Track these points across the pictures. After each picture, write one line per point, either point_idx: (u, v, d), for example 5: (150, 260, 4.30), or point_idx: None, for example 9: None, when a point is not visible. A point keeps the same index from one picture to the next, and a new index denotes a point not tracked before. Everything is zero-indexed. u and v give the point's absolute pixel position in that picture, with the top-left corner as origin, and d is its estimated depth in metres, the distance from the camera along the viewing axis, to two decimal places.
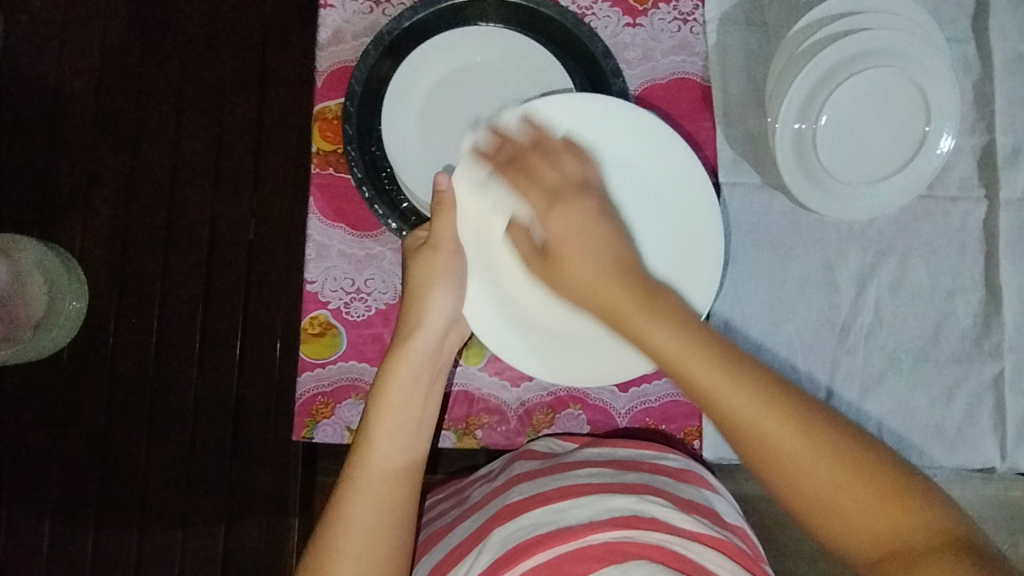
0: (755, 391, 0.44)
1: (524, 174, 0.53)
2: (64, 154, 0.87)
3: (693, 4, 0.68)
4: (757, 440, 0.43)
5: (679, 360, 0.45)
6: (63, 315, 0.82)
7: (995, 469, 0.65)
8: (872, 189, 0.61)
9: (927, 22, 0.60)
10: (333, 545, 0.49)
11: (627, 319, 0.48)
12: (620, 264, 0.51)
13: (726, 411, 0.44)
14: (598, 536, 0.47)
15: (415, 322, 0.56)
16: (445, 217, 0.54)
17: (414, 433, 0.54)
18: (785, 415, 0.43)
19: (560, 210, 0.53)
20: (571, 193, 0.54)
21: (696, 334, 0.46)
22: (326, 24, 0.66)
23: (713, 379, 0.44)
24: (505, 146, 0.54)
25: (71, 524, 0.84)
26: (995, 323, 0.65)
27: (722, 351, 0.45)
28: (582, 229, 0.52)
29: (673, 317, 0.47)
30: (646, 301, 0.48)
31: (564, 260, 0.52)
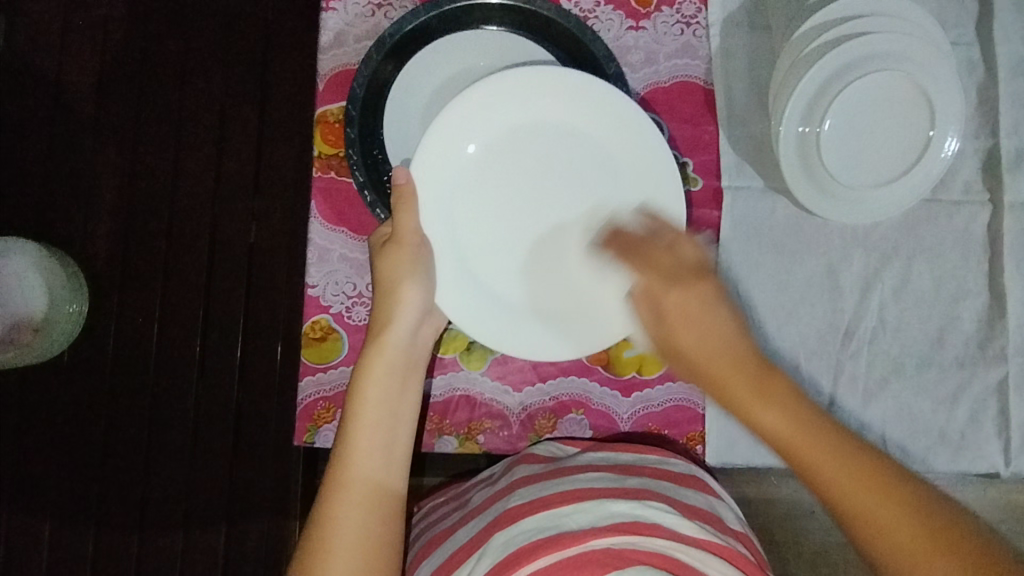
0: (875, 486, 0.41)
1: (643, 250, 0.55)
2: (64, 157, 0.87)
3: (696, 7, 0.68)
4: (864, 525, 0.41)
5: (791, 443, 0.44)
6: (60, 320, 0.81)
7: (999, 474, 0.64)
8: (876, 193, 0.60)
9: (931, 24, 0.59)
10: (318, 549, 0.49)
11: (739, 404, 0.47)
12: (737, 338, 0.49)
13: (832, 499, 0.42)
14: (601, 541, 0.46)
15: (384, 317, 0.56)
16: (408, 211, 0.54)
17: (391, 429, 0.53)
18: (897, 503, 0.41)
19: (677, 291, 0.51)
20: (695, 275, 0.52)
21: (793, 399, 0.46)
22: (328, 27, 0.66)
23: (833, 466, 0.42)
24: (462, 126, 0.56)
25: (71, 527, 0.84)
26: (1000, 327, 0.65)
27: (845, 438, 0.44)
28: (693, 314, 0.50)
29: (790, 399, 0.46)
30: (756, 386, 0.46)
31: (676, 341, 0.51)
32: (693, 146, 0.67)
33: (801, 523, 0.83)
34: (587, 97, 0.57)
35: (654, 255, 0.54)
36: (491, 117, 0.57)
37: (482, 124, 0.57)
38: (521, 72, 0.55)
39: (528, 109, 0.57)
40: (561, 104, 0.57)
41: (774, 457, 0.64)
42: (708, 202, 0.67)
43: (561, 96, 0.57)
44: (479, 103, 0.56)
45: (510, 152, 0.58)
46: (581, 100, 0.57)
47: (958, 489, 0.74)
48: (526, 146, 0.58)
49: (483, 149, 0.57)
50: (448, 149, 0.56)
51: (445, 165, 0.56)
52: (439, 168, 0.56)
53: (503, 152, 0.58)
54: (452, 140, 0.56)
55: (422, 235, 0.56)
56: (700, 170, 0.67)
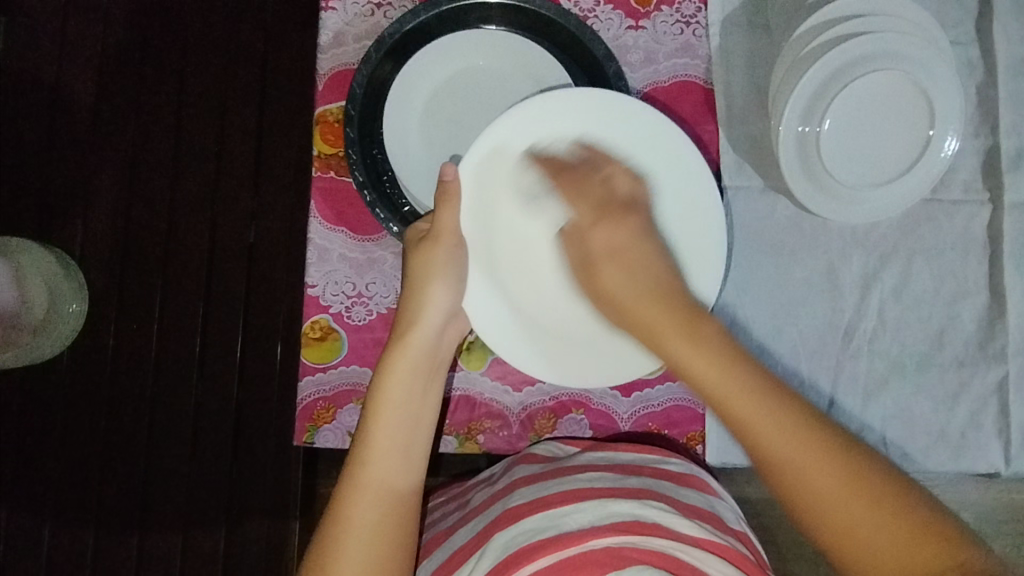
0: (800, 432, 0.43)
1: (579, 184, 0.56)
2: (64, 156, 0.87)
3: (696, 7, 0.68)
4: (793, 479, 0.42)
5: (726, 398, 0.45)
6: (62, 318, 0.82)
7: (999, 473, 0.64)
8: (875, 193, 0.60)
9: (931, 23, 0.59)
10: (331, 546, 0.49)
11: (668, 348, 0.48)
12: (672, 285, 0.51)
13: (761, 447, 0.43)
14: (601, 541, 0.46)
15: (411, 316, 0.56)
16: (449, 207, 0.55)
17: (413, 431, 0.53)
18: (817, 447, 0.43)
19: (605, 226, 0.54)
20: (620, 210, 0.55)
21: (727, 347, 0.46)
22: (327, 26, 0.66)
23: (763, 420, 0.43)
24: (512, 142, 0.55)
25: (71, 527, 0.84)
26: (1000, 326, 0.64)
27: (768, 382, 0.45)
28: (627, 248, 0.53)
29: (717, 344, 0.46)
30: (685, 330, 0.48)
31: (601, 276, 0.53)
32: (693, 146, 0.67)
33: None
34: (642, 125, 0.57)
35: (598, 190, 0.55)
36: (542, 135, 0.56)
37: (527, 142, 0.56)
38: (568, 93, 0.55)
39: (573, 131, 0.57)
40: (614, 131, 0.57)
41: None
42: None
43: (615, 121, 0.57)
44: (533, 120, 0.55)
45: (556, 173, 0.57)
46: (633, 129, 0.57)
47: (958, 488, 0.74)
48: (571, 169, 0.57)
49: (530, 169, 0.57)
50: (491, 165, 0.56)
51: (491, 177, 0.56)
52: (481, 185, 0.56)
53: (550, 173, 0.57)
54: (497, 157, 0.56)
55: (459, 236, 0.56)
56: None
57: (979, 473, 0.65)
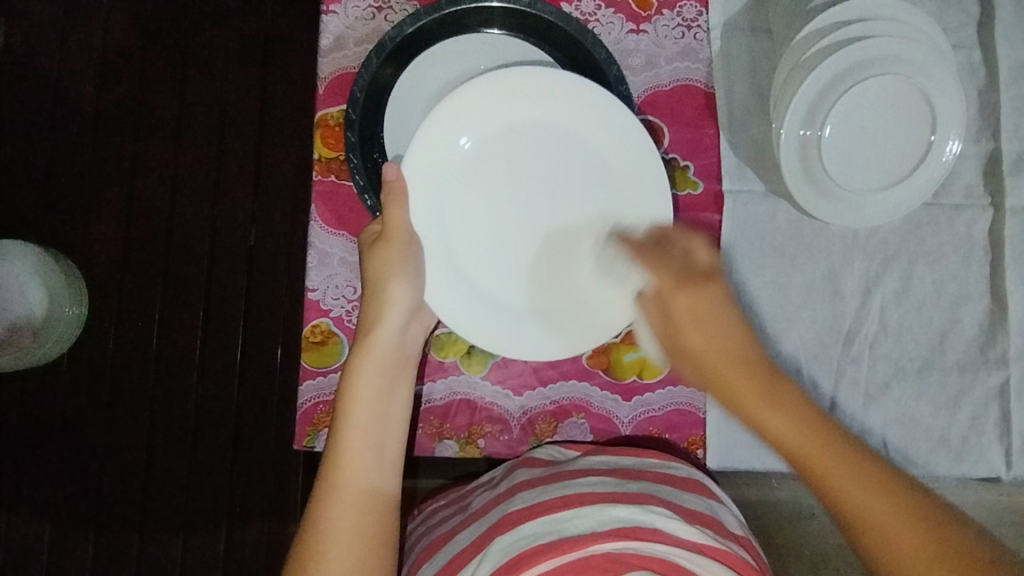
0: (878, 489, 0.41)
1: (660, 251, 0.52)
2: (65, 159, 0.87)
3: (697, 10, 0.68)
4: (878, 543, 0.40)
5: (804, 456, 0.43)
6: (61, 322, 0.81)
7: (1001, 478, 0.64)
8: (877, 197, 0.60)
9: (933, 28, 0.59)
10: (313, 551, 0.49)
11: (746, 406, 0.46)
12: (749, 342, 0.48)
13: (839, 500, 0.41)
14: (602, 546, 0.46)
15: (372, 316, 0.56)
16: (398, 207, 0.54)
17: (383, 430, 0.53)
18: (899, 503, 0.40)
19: (689, 291, 0.49)
20: (704, 278, 0.49)
21: (808, 410, 0.44)
22: (328, 30, 0.66)
23: (842, 473, 0.41)
24: (449, 130, 0.56)
25: (71, 530, 0.84)
26: (1002, 331, 0.64)
27: (848, 438, 0.43)
28: (709, 307, 0.48)
29: (796, 403, 0.45)
30: (765, 389, 0.45)
31: (686, 343, 0.49)
32: (695, 150, 0.67)
33: (801, 525, 0.83)
34: (574, 97, 0.56)
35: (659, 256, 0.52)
36: (479, 118, 0.56)
37: (475, 120, 0.56)
38: (515, 71, 0.55)
39: (521, 108, 0.57)
40: (546, 104, 0.57)
41: (774, 461, 0.65)
42: (710, 205, 0.66)
43: (549, 96, 0.56)
44: (468, 106, 0.55)
45: (499, 151, 0.58)
46: (564, 99, 0.56)
47: (959, 492, 0.74)
48: (513, 145, 0.58)
49: (473, 149, 0.57)
50: (440, 143, 0.56)
51: (436, 167, 0.56)
52: (430, 164, 0.56)
53: (492, 153, 0.58)
54: (446, 136, 0.56)
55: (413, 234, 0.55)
56: (702, 173, 0.67)
57: (980, 477, 0.65)
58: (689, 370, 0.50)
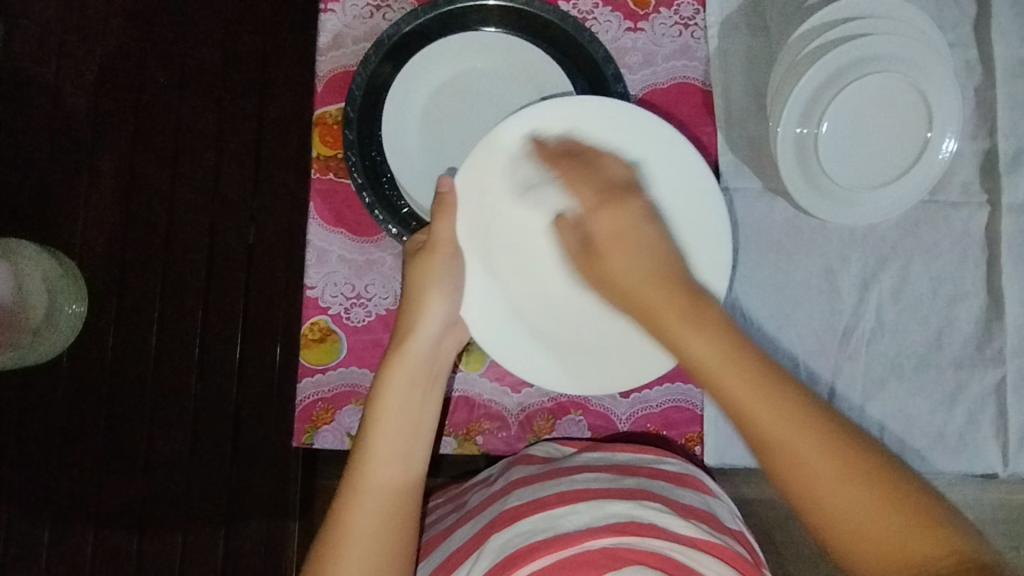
0: (781, 403, 0.44)
1: (583, 169, 0.53)
2: (64, 157, 0.87)
3: (694, 9, 0.68)
4: (787, 461, 0.43)
5: (714, 372, 0.45)
6: (61, 319, 0.82)
7: (997, 474, 0.64)
8: (874, 194, 0.60)
9: (929, 25, 0.59)
10: (334, 549, 0.50)
11: (664, 327, 0.48)
12: (668, 261, 0.51)
13: (749, 423, 0.44)
14: (596, 542, 0.47)
15: (409, 324, 0.56)
16: (445, 218, 0.54)
17: (412, 438, 0.54)
18: (834, 446, 0.43)
19: (608, 211, 0.53)
20: (619, 199, 0.53)
21: (723, 330, 0.46)
22: (326, 28, 0.66)
23: (768, 413, 0.44)
24: (515, 153, 0.54)
25: (71, 528, 0.84)
26: (998, 328, 0.65)
27: (777, 374, 0.45)
28: (625, 227, 0.52)
29: (717, 327, 0.46)
30: (691, 312, 0.47)
31: (607, 262, 0.52)
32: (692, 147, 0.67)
33: (800, 523, 0.83)
34: (648, 135, 0.55)
35: (602, 172, 0.54)
36: (547, 146, 0.54)
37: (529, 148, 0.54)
38: (575, 102, 0.54)
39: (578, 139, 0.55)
40: (619, 139, 0.55)
41: None
42: None
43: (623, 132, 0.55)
44: (537, 130, 0.54)
45: (561, 182, 0.56)
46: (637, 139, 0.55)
47: (957, 489, 0.74)
48: (575, 179, 0.56)
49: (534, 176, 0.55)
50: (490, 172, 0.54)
51: (494, 184, 0.54)
52: (478, 193, 0.54)
53: (554, 183, 0.56)
54: (497, 165, 0.54)
55: (458, 246, 0.55)
56: None
57: (977, 474, 0.65)
58: (600, 283, 0.53)
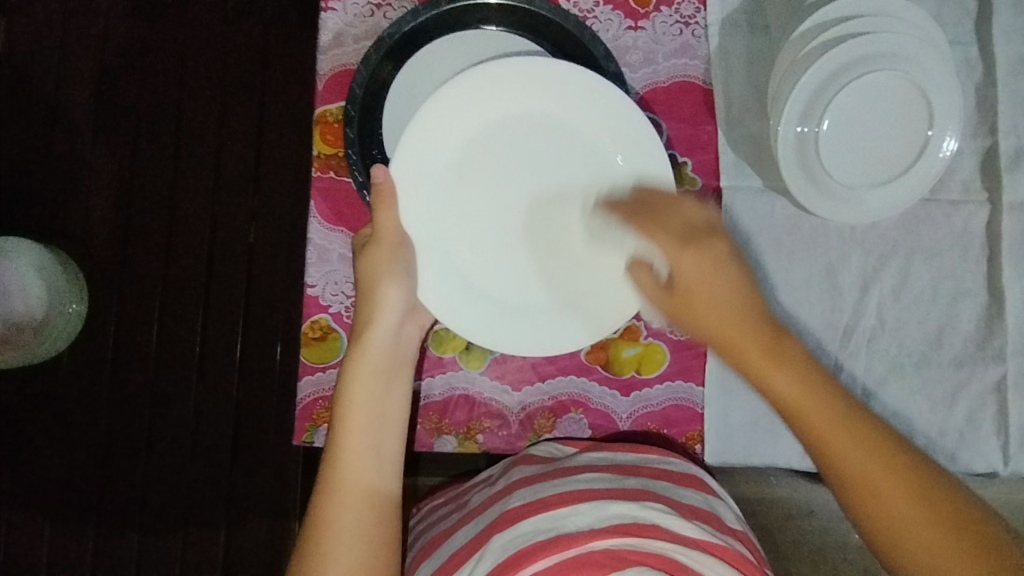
0: (872, 449, 0.44)
1: (658, 215, 0.52)
2: (65, 157, 0.87)
3: (695, 7, 0.68)
4: (878, 511, 0.43)
5: (800, 411, 0.45)
6: (61, 320, 0.82)
7: (998, 473, 0.64)
8: (874, 193, 0.61)
9: (928, 23, 0.59)
10: (315, 551, 0.49)
11: (750, 365, 0.48)
12: (747, 304, 0.49)
13: (842, 470, 0.44)
14: (599, 543, 0.46)
15: (364, 317, 0.57)
16: (386, 208, 0.54)
17: (380, 430, 0.54)
18: (922, 497, 0.42)
19: (695, 252, 0.50)
20: (705, 238, 0.50)
21: (808, 366, 0.46)
22: (327, 27, 0.66)
23: (865, 467, 0.43)
24: (436, 132, 0.55)
25: (71, 527, 0.84)
26: (999, 326, 0.65)
27: (866, 419, 0.45)
28: (713, 274, 0.49)
29: (797, 364, 0.46)
30: (779, 356, 0.47)
31: (692, 303, 0.50)
32: (693, 147, 0.67)
33: (800, 522, 0.83)
34: (557, 85, 0.56)
35: (675, 214, 0.52)
36: (463, 116, 0.56)
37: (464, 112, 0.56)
38: (511, 62, 0.55)
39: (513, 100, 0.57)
40: (532, 94, 0.57)
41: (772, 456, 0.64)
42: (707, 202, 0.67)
43: (531, 86, 0.56)
44: (452, 103, 0.55)
45: (497, 147, 0.58)
46: (546, 88, 0.56)
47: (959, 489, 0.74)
48: (510, 142, 0.58)
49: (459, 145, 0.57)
50: (430, 140, 0.55)
51: (424, 167, 0.56)
52: (419, 161, 0.55)
53: (480, 147, 0.58)
54: (435, 131, 0.55)
55: (403, 233, 0.56)
56: (700, 170, 0.67)
57: (977, 472, 0.65)
58: (686, 324, 0.51)
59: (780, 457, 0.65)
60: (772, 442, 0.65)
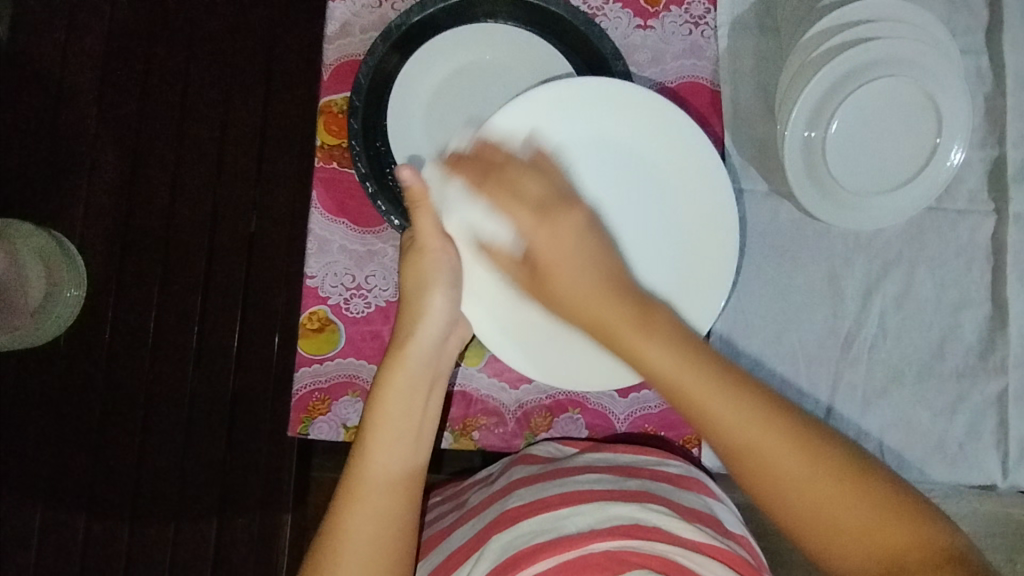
0: (756, 410, 0.45)
1: (502, 180, 0.53)
2: (67, 140, 0.87)
3: (705, 7, 0.67)
4: (751, 459, 0.45)
5: (677, 384, 0.46)
6: (59, 304, 0.81)
7: (996, 486, 0.64)
8: (879, 199, 0.60)
9: (941, 29, 0.59)
10: (332, 552, 0.50)
11: (622, 346, 0.49)
12: (604, 269, 0.52)
13: (721, 433, 0.45)
14: (599, 544, 0.47)
15: (408, 326, 0.56)
16: (424, 213, 0.53)
17: (411, 445, 0.53)
18: (774, 424, 0.44)
19: (547, 227, 0.53)
20: (558, 209, 0.54)
21: (678, 337, 0.48)
22: (334, 17, 0.66)
23: (748, 427, 0.44)
24: (504, 146, 0.54)
25: (62, 513, 0.84)
26: (1001, 338, 0.64)
27: (749, 383, 0.46)
28: (570, 239, 0.53)
29: (666, 333, 0.48)
30: (629, 315, 0.49)
31: (555, 277, 0.53)
32: None
33: None
34: (636, 112, 0.55)
35: (521, 188, 0.54)
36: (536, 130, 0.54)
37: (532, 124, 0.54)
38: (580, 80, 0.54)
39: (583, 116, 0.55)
40: (606, 118, 0.55)
41: None
42: None
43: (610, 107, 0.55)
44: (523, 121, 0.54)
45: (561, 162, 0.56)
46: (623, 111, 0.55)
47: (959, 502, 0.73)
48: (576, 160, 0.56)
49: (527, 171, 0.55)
50: (498, 150, 0.54)
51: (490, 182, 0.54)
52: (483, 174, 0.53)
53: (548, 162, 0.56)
54: (502, 142, 0.54)
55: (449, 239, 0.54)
56: None
57: (975, 485, 0.65)
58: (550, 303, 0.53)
59: None
60: None
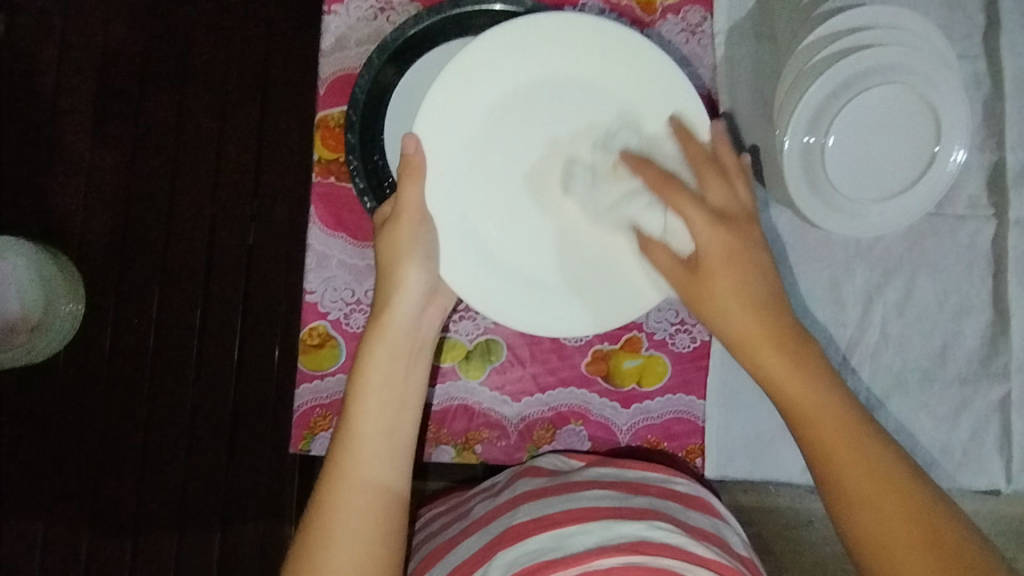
0: (866, 445, 0.48)
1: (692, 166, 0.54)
2: (65, 153, 0.87)
3: (702, 16, 0.67)
4: (851, 500, 0.47)
5: (805, 411, 0.50)
6: (60, 317, 0.81)
7: (1000, 491, 0.64)
8: (880, 205, 0.60)
9: (937, 33, 0.59)
10: (319, 541, 0.49)
11: (769, 368, 0.52)
12: (764, 293, 0.53)
13: (833, 473, 0.48)
14: (605, 561, 0.47)
15: (383, 301, 0.56)
16: (412, 182, 0.52)
17: (393, 431, 0.53)
18: (874, 462, 0.47)
19: (720, 231, 0.53)
20: (730, 214, 0.54)
21: (822, 367, 0.51)
22: (330, 30, 0.65)
23: (856, 464, 0.48)
24: (461, 100, 0.53)
25: (65, 529, 0.83)
26: (1003, 343, 0.64)
27: (859, 412, 0.50)
28: (737, 255, 0.53)
29: (813, 364, 0.51)
30: (796, 369, 0.51)
31: (714, 284, 0.53)
32: None
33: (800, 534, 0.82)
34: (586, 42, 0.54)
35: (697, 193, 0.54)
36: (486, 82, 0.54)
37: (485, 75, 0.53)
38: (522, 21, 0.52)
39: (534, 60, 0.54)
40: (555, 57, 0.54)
41: (773, 472, 0.64)
42: None
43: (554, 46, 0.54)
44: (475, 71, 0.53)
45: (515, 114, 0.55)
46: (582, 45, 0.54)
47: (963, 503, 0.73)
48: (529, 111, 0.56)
49: (498, 103, 0.55)
50: (451, 103, 0.53)
51: (449, 134, 0.54)
52: (441, 128, 0.53)
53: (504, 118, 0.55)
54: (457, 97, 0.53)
55: (427, 213, 0.53)
56: None
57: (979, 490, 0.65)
58: (711, 315, 0.53)
59: (781, 473, 0.64)
60: (772, 458, 0.64)
